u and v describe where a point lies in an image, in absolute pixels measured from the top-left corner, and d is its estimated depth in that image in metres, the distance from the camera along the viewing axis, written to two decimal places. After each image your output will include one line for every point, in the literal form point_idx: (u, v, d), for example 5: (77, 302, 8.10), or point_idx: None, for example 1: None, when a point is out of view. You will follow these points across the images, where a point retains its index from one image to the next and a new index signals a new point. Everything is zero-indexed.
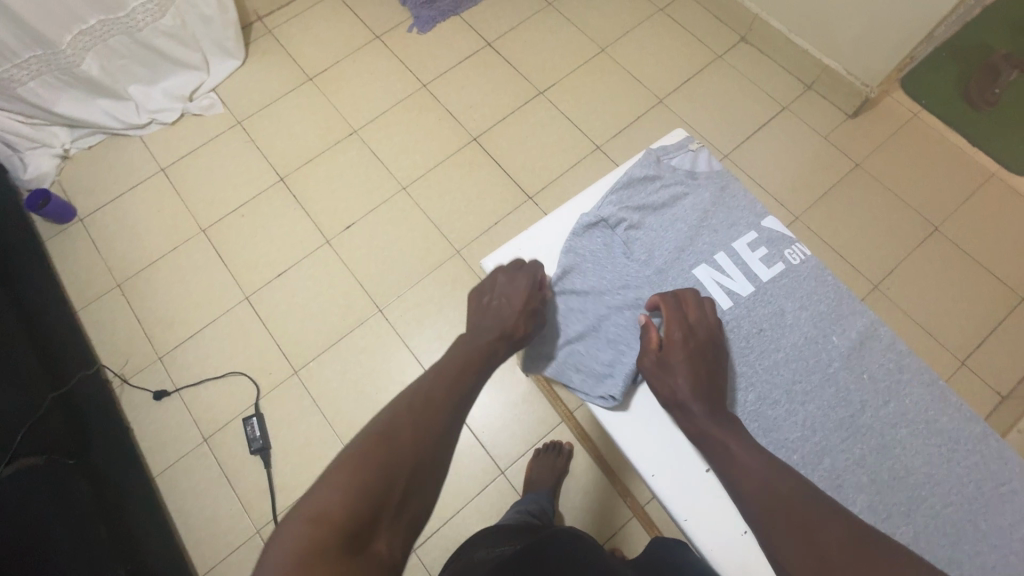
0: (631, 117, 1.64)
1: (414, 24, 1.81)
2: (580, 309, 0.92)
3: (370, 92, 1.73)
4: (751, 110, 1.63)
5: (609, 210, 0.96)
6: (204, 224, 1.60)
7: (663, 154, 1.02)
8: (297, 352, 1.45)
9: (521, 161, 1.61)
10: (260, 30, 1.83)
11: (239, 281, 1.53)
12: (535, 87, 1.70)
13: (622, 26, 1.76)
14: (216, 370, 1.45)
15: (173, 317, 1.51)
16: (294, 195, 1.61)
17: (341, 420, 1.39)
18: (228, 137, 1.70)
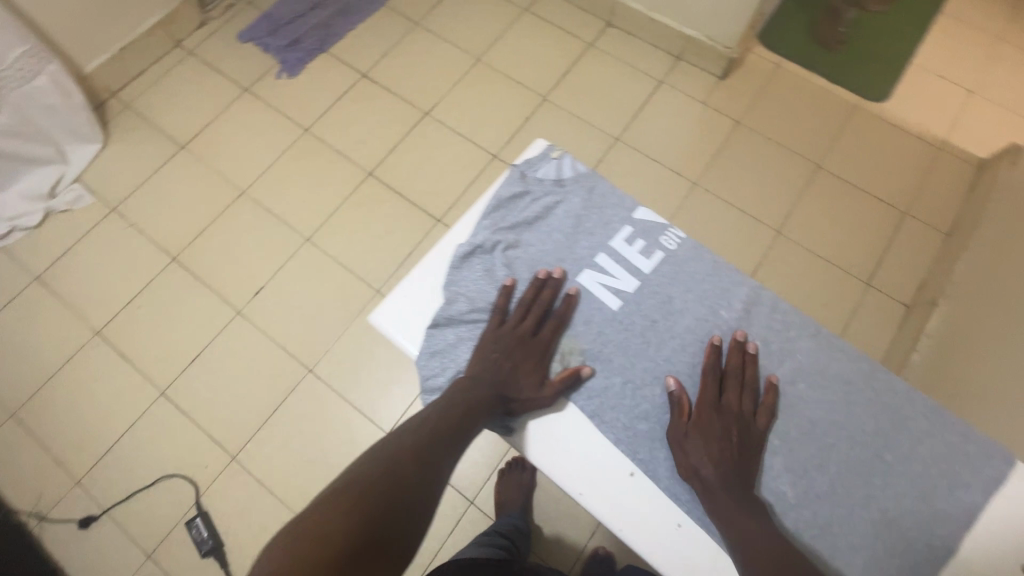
0: (522, 119, 1.66)
1: (284, 69, 1.74)
2: (468, 342, 0.87)
3: (252, 147, 1.65)
4: (632, 89, 1.69)
5: (483, 235, 0.91)
6: (97, 324, 1.45)
7: (527, 167, 0.97)
8: (231, 436, 1.34)
9: (424, 185, 1.58)
10: (116, 106, 1.69)
11: (150, 377, 1.40)
12: (421, 108, 1.68)
13: (493, 33, 1.78)
14: (145, 479, 1.31)
15: (83, 435, 1.35)
16: (192, 272, 1.50)
17: (295, 496, 1.29)
18: (104, 226, 1.56)
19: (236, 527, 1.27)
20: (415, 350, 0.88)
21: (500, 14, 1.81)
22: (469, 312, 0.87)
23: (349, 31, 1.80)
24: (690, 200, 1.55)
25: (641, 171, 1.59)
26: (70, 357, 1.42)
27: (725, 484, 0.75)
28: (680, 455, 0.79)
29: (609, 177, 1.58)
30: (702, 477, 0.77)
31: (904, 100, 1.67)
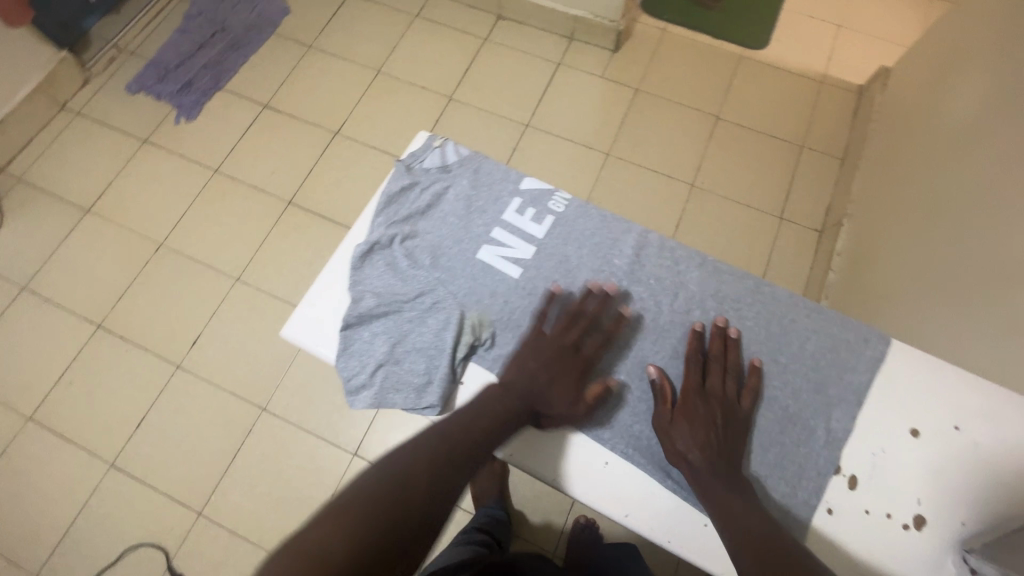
0: (432, 121, 1.68)
1: (181, 114, 1.70)
2: (380, 336, 0.87)
3: (162, 198, 1.60)
4: (533, 75, 1.74)
5: (379, 231, 0.93)
6: (27, 410, 1.38)
7: (413, 160, 1.00)
8: (193, 492, 1.30)
9: (347, 203, 1.57)
10: (7, 182, 1.61)
11: (96, 450, 1.34)
12: (330, 129, 1.67)
13: (389, 43, 1.79)
14: (110, 556, 1.26)
15: (35, 526, 1.29)
16: (121, 335, 1.44)
17: (271, 538, 1.27)
18: (16, 307, 1.48)
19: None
20: (332, 354, 0.88)
21: (391, 24, 1.82)
22: (375, 306, 0.88)
23: (243, 65, 1.77)
24: (605, 171, 1.62)
25: (555, 152, 1.64)
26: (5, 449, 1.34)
27: (713, 471, 0.75)
28: (667, 442, 0.79)
29: (525, 163, 1.62)
30: (691, 463, 0.76)
31: (783, 43, 1.78)
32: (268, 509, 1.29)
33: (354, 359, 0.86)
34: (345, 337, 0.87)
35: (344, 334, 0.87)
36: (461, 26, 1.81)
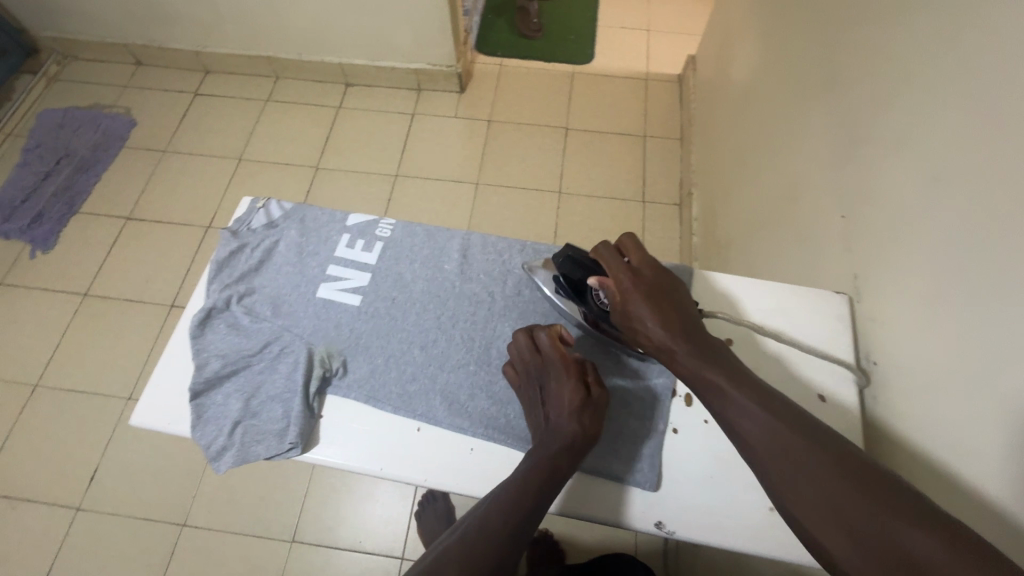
0: (539, 146, 1.58)
1: (300, 89, 1.71)
2: (235, 394, 0.54)
3: (253, 167, 1.57)
4: (653, 121, 1.62)
5: (269, 217, 0.64)
6: (60, 343, 1.31)
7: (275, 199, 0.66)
8: (187, 487, 1.15)
9: (433, 210, 1.49)
10: (124, 117, 1.65)
11: (111, 406, 1.24)
12: (437, 133, 1.62)
13: (516, 63, 1.74)
14: (82, 534, 1.11)
15: (19, 475, 1.17)
16: (178, 291, 1.38)
17: (253, 568, 1.08)
18: (89, 235, 1.46)
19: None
20: (326, 319, 0.58)
21: (516, 45, 1.77)
22: (224, 363, 0.55)
23: None
24: None
25: (666, 203, 1.48)
26: (34, 385, 1.26)
27: None
28: None
29: (630, 209, 1.47)
30: None
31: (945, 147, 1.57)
32: (263, 528, 1.11)
33: (256, 344, 0.56)
34: (195, 403, 0.53)
35: (192, 399, 0.54)
36: (585, 60, 1.74)
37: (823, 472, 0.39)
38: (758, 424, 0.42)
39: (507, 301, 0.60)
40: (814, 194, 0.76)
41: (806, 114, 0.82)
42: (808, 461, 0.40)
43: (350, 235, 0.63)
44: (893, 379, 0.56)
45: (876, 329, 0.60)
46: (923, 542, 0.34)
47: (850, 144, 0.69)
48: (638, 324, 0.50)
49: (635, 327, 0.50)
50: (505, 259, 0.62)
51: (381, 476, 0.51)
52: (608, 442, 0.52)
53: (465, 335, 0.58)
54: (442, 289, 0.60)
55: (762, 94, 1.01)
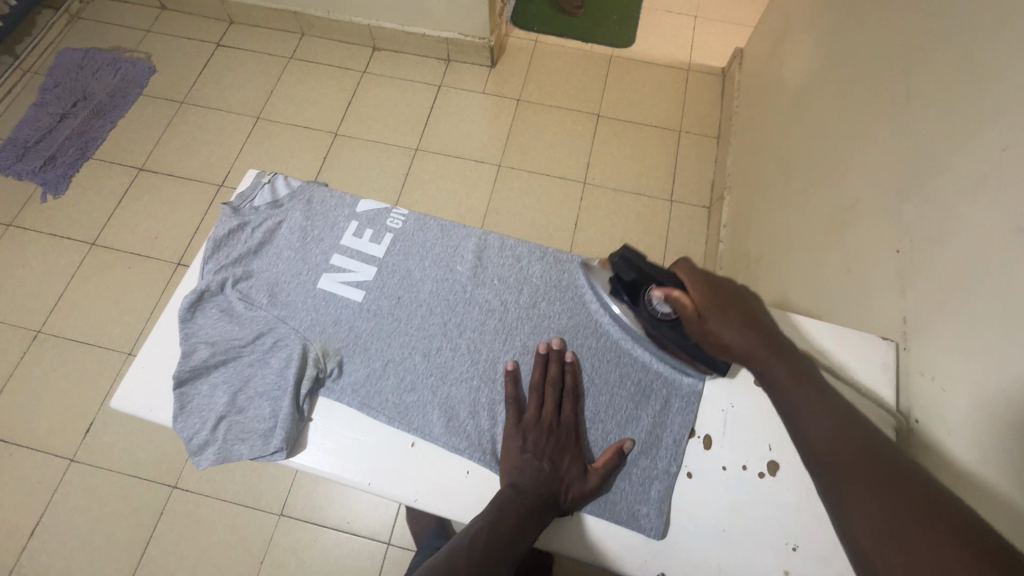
0: (568, 133, 1.51)
1: (325, 49, 1.64)
2: (222, 387, 0.51)
3: (271, 127, 1.52)
4: (692, 116, 1.53)
5: (274, 197, 0.60)
6: (64, 292, 1.29)
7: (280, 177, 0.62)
8: (180, 451, 1.14)
9: (452, 190, 1.43)
10: (143, 63, 1.60)
11: (111, 360, 1.22)
12: (463, 108, 1.55)
13: (552, 41, 1.65)
14: (75, 487, 1.11)
15: (16, 421, 1.16)
16: (185, 249, 1.35)
17: (240, 539, 1.07)
18: (101, 183, 1.43)
19: (172, 565, 1.05)
20: (326, 314, 0.54)
21: (554, 21, 1.68)
22: (212, 352, 0.51)
23: None
24: None
25: (695, 205, 1.41)
26: (37, 332, 1.25)
27: None
28: None
29: (657, 208, 1.40)
30: None
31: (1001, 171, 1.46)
32: (253, 500, 1.10)
33: (249, 334, 0.53)
34: (179, 392, 0.50)
35: (177, 387, 0.50)
36: (627, 43, 1.65)
37: (885, 490, 0.35)
38: (833, 434, 0.39)
39: (520, 312, 0.56)
40: (869, 221, 0.70)
41: (868, 132, 0.76)
42: (881, 486, 0.36)
43: (358, 222, 0.59)
44: (941, 443, 0.51)
45: (925, 384, 0.55)
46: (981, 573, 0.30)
47: (919, 172, 0.63)
48: (714, 338, 0.46)
49: (713, 338, 0.47)
50: (523, 266, 0.58)
51: (368, 490, 0.48)
52: (615, 480, 0.49)
53: (472, 345, 0.54)
54: (452, 292, 0.56)
55: (819, 102, 0.94)
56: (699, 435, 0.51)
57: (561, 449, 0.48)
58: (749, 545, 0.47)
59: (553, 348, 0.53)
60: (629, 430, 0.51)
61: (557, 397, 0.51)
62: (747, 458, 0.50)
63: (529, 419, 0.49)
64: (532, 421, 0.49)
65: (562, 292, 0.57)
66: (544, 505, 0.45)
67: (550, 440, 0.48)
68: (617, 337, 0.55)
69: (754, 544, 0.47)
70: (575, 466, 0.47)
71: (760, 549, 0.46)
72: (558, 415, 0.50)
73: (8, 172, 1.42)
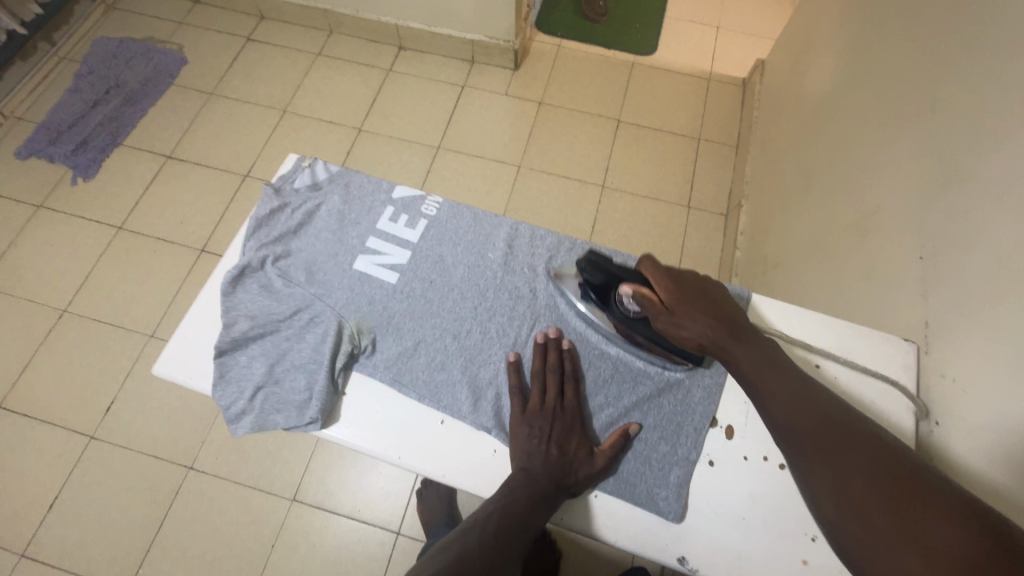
0: (587, 137, 1.53)
1: (352, 47, 1.67)
2: (261, 358, 0.53)
3: (297, 120, 1.55)
4: (711, 124, 1.55)
5: (310, 182, 0.62)
6: (90, 273, 1.33)
7: (316, 163, 0.64)
8: (196, 433, 1.16)
9: (471, 188, 1.45)
10: (174, 53, 1.64)
11: (133, 341, 1.25)
12: (485, 109, 1.57)
13: (575, 46, 1.68)
14: (93, 463, 1.13)
15: (38, 396, 1.19)
16: (209, 235, 1.38)
17: (252, 521, 1.09)
18: (129, 169, 1.46)
19: (186, 543, 1.07)
20: (359, 295, 0.56)
21: (578, 27, 1.71)
22: (252, 325, 0.53)
23: None
24: None
25: (711, 212, 1.42)
26: (63, 310, 1.28)
27: None
28: None
29: (673, 213, 1.42)
30: None
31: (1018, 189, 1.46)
32: (267, 484, 1.12)
33: (286, 309, 0.54)
34: (219, 361, 0.52)
35: (217, 356, 0.52)
36: (648, 50, 1.67)
37: (846, 457, 0.40)
38: (800, 408, 0.43)
39: (549, 299, 0.57)
40: (892, 228, 0.71)
41: (892, 142, 0.77)
42: (842, 451, 0.40)
43: (394, 208, 0.61)
44: (959, 442, 0.52)
45: (945, 385, 0.56)
46: (934, 527, 0.35)
47: (943, 180, 0.64)
48: (681, 331, 0.49)
49: (681, 331, 0.49)
50: (552, 255, 0.60)
51: (399, 464, 0.50)
52: (623, 465, 0.50)
53: (500, 329, 0.55)
54: (484, 278, 0.58)
55: (841, 111, 0.95)
56: (720, 425, 0.52)
57: (568, 433, 0.50)
58: (769, 535, 0.48)
59: (552, 337, 0.54)
60: (637, 417, 0.52)
61: (560, 385, 0.52)
62: (769, 450, 0.51)
63: (535, 406, 0.50)
64: (538, 408, 0.50)
65: None
66: (554, 487, 0.46)
67: (560, 428, 0.50)
68: None
69: (772, 531, 0.48)
70: (584, 456, 0.49)
71: (779, 538, 0.48)
72: (562, 401, 0.51)
73: (41, 155, 1.46)
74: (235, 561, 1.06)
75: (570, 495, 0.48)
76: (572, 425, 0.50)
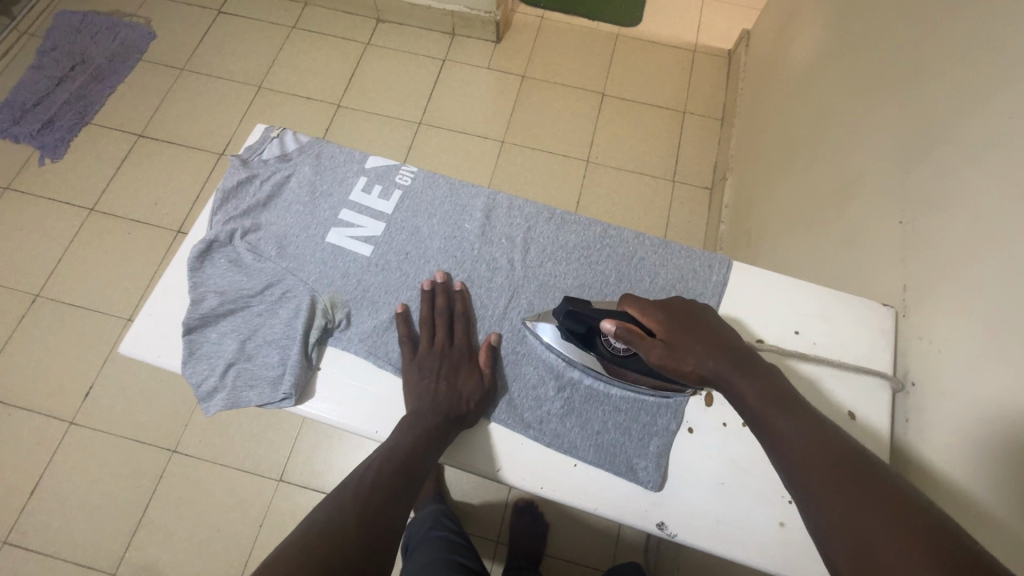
0: (572, 111, 1.50)
1: (328, 19, 1.62)
2: (232, 335, 0.51)
3: (274, 96, 1.50)
4: (696, 97, 1.53)
5: (279, 152, 0.60)
6: (61, 258, 1.29)
7: (285, 134, 0.61)
8: (178, 417, 1.14)
9: (454, 164, 1.43)
10: (142, 26, 1.57)
11: (109, 326, 1.22)
12: (467, 82, 1.53)
13: (558, 17, 1.64)
14: (73, 448, 1.12)
15: (14, 383, 1.16)
16: (186, 216, 1.35)
17: (238, 503, 1.08)
18: (99, 148, 1.41)
19: (172, 526, 1.07)
20: (332, 269, 0.54)
21: None
22: (221, 301, 0.52)
23: None
24: None
25: (696, 186, 1.41)
26: (36, 295, 1.25)
27: None
28: None
29: (658, 187, 1.41)
30: None
31: None
32: (253, 466, 1.11)
33: (254, 283, 0.53)
34: (188, 338, 0.51)
35: (186, 334, 0.51)
36: (633, 21, 1.63)
37: (864, 504, 0.34)
38: (803, 443, 0.38)
39: (528, 269, 0.56)
40: (873, 195, 0.71)
41: (874, 108, 0.76)
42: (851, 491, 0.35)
43: (367, 178, 0.59)
44: (933, 400, 0.53)
45: (921, 348, 0.56)
46: None
47: (926, 143, 0.63)
48: (674, 363, 0.46)
49: (677, 361, 0.46)
50: (531, 225, 0.59)
51: (376, 439, 0.49)
52: (507, 383, 0.52)
53: (478, 302, 0.54)
54: (461, 249, 0.57)
55: (825, 80, 0.94)
56: (701, 393, 0.52)
57: (456, 369, 0.50)
58: (749, 498, 0.48)
59: (437, 282, 0.54)
60: (580, 395, 0.52)
61: (447, 324, 0.52)
62: None
63: (423, 350, 0.51)
64: (426, 349, 0.51)
65: (568, 254, 0.58)
66: (442, 419, 0.47)
67: (453, 372, 0.50)
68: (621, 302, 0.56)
69: (751, 495, 0.48)
70: (469, 392, 0.49)
71: (758, 501, 0.48)
72: (451, 340, 0.52)
73: (6, 135, 1.41)
74: (222, 543, 1.06)
75: (463, 426, 0.49)
76: (466, 371, 0.50)
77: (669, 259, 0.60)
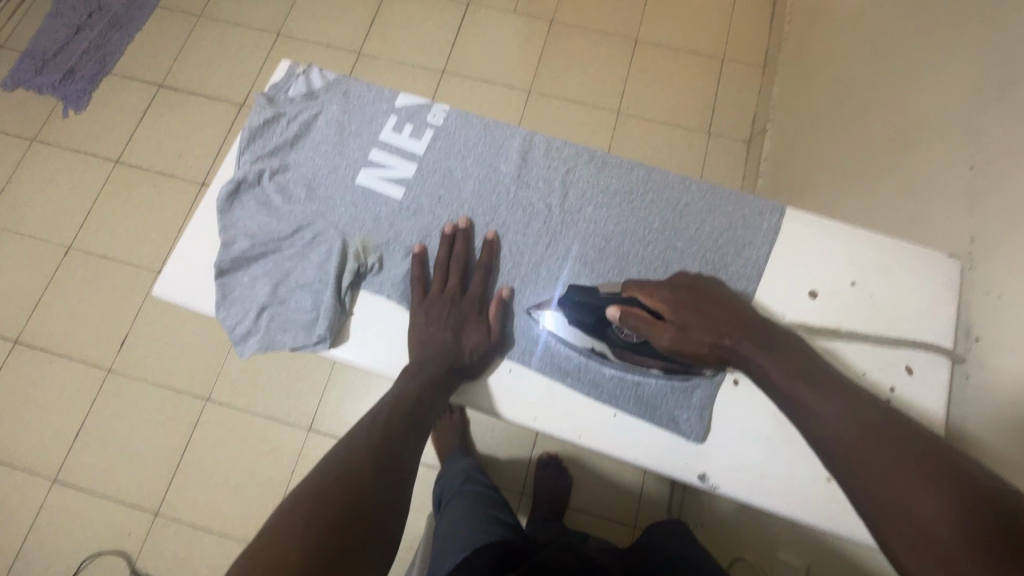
0: (603, 58, 1.42)
1: None
2: (263, 278, 0.50)
3: (293, 44, 1.45)
4: (737, 41, 1.43)
5: (304, 89, 0.57)
6: (90, 210, 1.30)
7: (311, 71, 0.58)
8: (210, 366, 1.17)
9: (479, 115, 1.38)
10: None
11: (140, 278, 1.24)
12: (493, 27, 1.46)
13: None
14: (111, 395, 1.15)
15: (52, 333, 1.20)
16: (209, 168, 1.34)
17: (270, 450, 1.12)
18: (120, 99, 1.40)
19: (208, 469, 1.11)
20: (362, 211, 0.52)
21: None
22: (251, 243, 0.50)
23: None
24: None
25: (734, 138, 1.34)
26: (68, 247, 1.26)
27: None
28: None
29: (692, 139, 1.34)
30: None
31: None
32: (283, 416, 1.13)
33: (283, 225, 0.51)
34: (220, 281, 0.50)
35: (218, 276, 0.50)
36: None
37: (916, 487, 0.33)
38: (839, 426, 0.37)
39: (566, 214, 0.54)
40: (936, 141, 0.65)
41: (942, 43, 0.69)
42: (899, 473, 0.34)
43: (398, 117, 0.56)
44: (996, 358, 0.50)
45: (988, 302, 0.52)
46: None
47: (1002, 79, 0.57)
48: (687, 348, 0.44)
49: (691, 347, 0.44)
50: (569, 168, 0.56)
51: None
52: (516, 338, 0.50)
53: (511, 247, 0.52)
54: (496, 192, 0.54)
55: (886, 15, 0.86)
56: None
57: (465, 320, 0.48)
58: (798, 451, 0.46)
59: (459, 228, 0.51)
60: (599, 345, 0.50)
61: (463, 272, 0.50)
62: None
63: (433, 295, 0.49)
64: (437, 296, 0.49)
65: (608, 198, 0.55)
66: (446, 370, 0.46)
67: (464, 325, 0.48)
68: (662, 250, 0.54)
69: (798, 449, 0.47)
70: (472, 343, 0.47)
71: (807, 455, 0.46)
72: (463, 291, 0.50)
73: (29, 85, 1.40)
74: (255, 486, 1.10)
75: (466, 377, 0.48)
76: (474, 323, 0.48)
77: (715, 205, 0.56)
